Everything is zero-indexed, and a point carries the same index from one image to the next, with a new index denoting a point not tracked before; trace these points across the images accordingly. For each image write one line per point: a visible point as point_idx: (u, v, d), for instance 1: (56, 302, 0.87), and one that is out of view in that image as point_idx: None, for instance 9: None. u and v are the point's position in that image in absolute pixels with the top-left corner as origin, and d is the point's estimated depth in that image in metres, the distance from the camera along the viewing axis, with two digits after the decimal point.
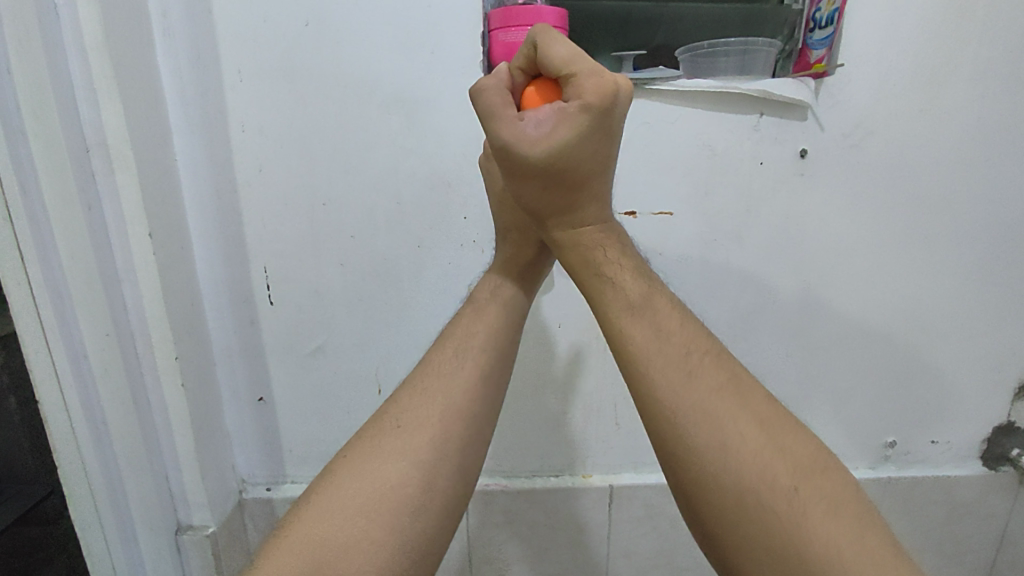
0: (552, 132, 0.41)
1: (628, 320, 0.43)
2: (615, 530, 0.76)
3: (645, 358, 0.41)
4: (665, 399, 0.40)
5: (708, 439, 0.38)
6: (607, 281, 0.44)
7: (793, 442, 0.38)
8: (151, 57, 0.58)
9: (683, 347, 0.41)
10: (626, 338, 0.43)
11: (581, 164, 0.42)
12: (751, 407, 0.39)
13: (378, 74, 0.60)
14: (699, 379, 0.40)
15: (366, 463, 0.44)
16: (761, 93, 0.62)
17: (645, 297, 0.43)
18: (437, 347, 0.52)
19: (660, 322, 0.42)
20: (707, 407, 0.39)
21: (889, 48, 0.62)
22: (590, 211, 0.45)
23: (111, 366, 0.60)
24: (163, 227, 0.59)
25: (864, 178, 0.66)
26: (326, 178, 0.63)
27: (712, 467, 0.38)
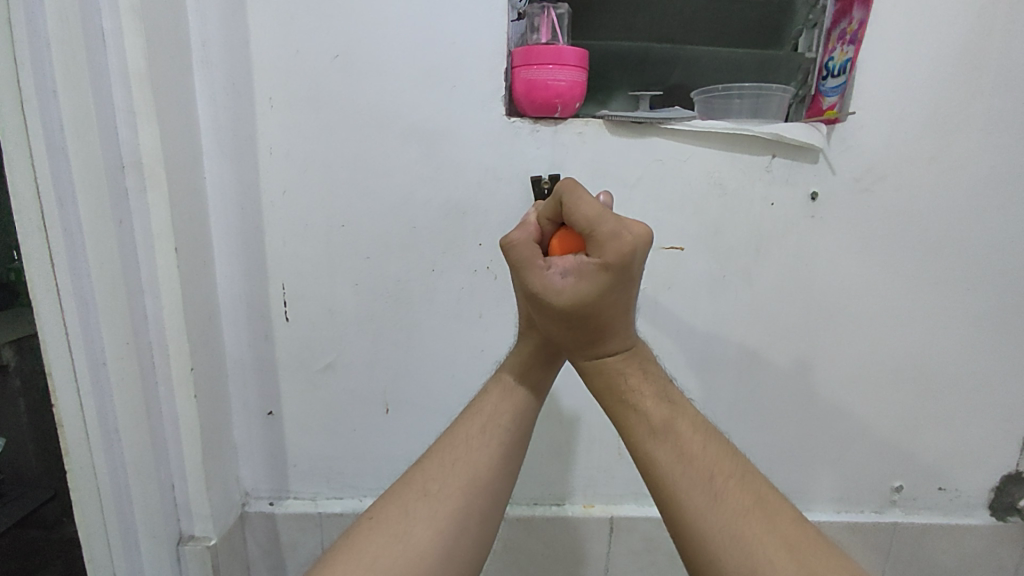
0: (575, 285, 0.42)
1: (628, 410, 0.43)
2: (614, 563, 0.76)
3: (643, 441, 0.42)
4: (661, 478, 0.41)
5: (702, 518, 0.39)
6: (623, 400, 0.44)
7: (782, 521, 0.39)
8: (189, 83, 0.61)
9: (679, 430, 0.42)
10: (627, 427, 0.43)
11: (604, 311, 0.42)
12: (741, 487, 0.40)
13: (402, 104, 0.62)
14: (693, 461, 0.41)
15: (395, 528, 0.46)
16: (774, 136, 0.63)
17: (643, 385, 0.44)
18: (464, 418, 0.53)
19: (657, 406, 0.43)
20: (697, 486, 0.40)
21: (900, 98, 0.63)
22: (616, 343, 0.44)
23: (128, 376, 0.61)
24: (188, 242, 0.61)
25: (874, 222, 0.67)
26: (347, 201, 0.65)
27: (706, 546, 0.38)
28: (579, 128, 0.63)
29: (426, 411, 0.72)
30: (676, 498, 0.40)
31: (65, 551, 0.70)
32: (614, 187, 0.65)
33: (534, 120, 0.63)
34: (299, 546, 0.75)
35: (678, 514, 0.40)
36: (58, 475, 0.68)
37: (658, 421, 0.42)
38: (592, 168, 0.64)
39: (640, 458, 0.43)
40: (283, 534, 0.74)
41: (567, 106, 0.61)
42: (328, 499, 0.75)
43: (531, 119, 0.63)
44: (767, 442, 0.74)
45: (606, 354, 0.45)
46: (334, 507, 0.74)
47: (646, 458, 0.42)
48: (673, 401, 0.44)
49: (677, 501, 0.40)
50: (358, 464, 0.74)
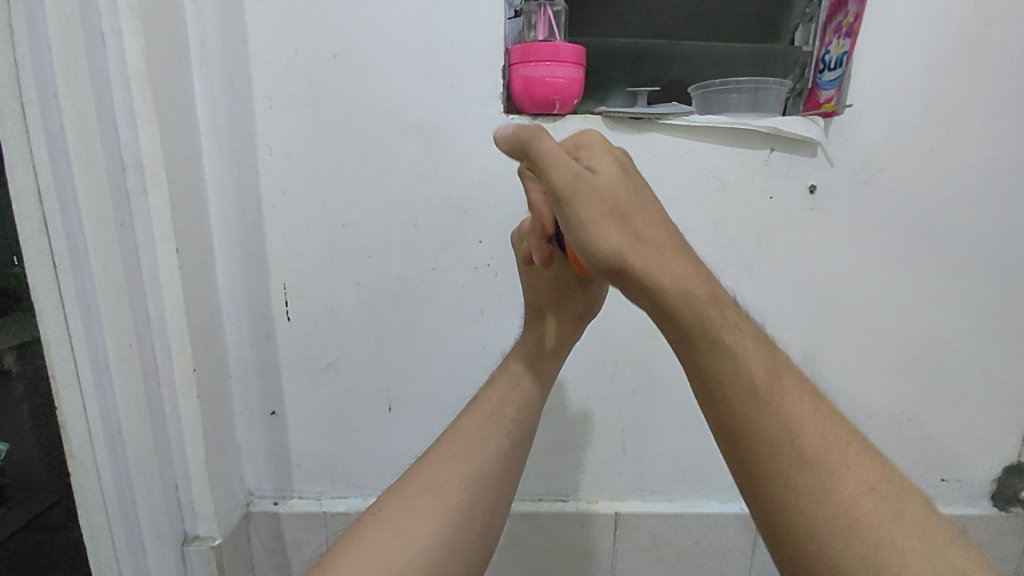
0: (605, 202, 0.35)
1: (726, 365, 0.32)
2: (618, 558, 0.76)
3: (744, 410, 0.32)
4: (765, 459, 0.31)
5: (816, 508, 0.30)
6: (718, 354, 0.32)
7: (911, 514, 0.31)
8: (189, 85, 0.61)
9: (785, 395, 0.32)
10: (721, 385, 0.32)
11: (659, 231, 0.34)
12: (861, 469, 0.32)
13: (401, 103, 0.62)
14: (807, 438, 0.32)
15: (402, 518, 0.46)
16: (772, 130, 0.64)
17: (742, 335, 0.33)
18: (470, 410, 0.54)
19: (762, 365, 0.33)
20: (811, 469, 0.31)
21: (897, 90, 0.64)
22: (694, 274, 0.34)
23: (132, 378, 0.61)
24: (189, 243, 0.62)
25: (873, 214, 0.67)
26: (347, 200, 0.65)
27: (822, 545, 0.30)
28: (578, 125, 0.63)
29: (429, 409, 0.72)
30: (784, 486, 0.31)
31: (72, 554, 0.69)
32: None
33: (532, 117, 0.63)
34: (303, 545, 0.75)
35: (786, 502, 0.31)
36: (63, 477, 0.67)
37: (763, 383, 0.32)
38: None
39: (734, 430, 0.32)
40: (287, 533, 0.75)
41: (565, 103, 0.61)
42: (332, 498, 0.75)
43: (530, 116, 0.63)
44: None
45: (687, 284, 0.33)
46: (338, 506, 0.74)
47: (749, 433, 0.32)
48: (777, 360, 0.34)
49: (784, 488, 0.31)
50: (362, 463, 0.74)
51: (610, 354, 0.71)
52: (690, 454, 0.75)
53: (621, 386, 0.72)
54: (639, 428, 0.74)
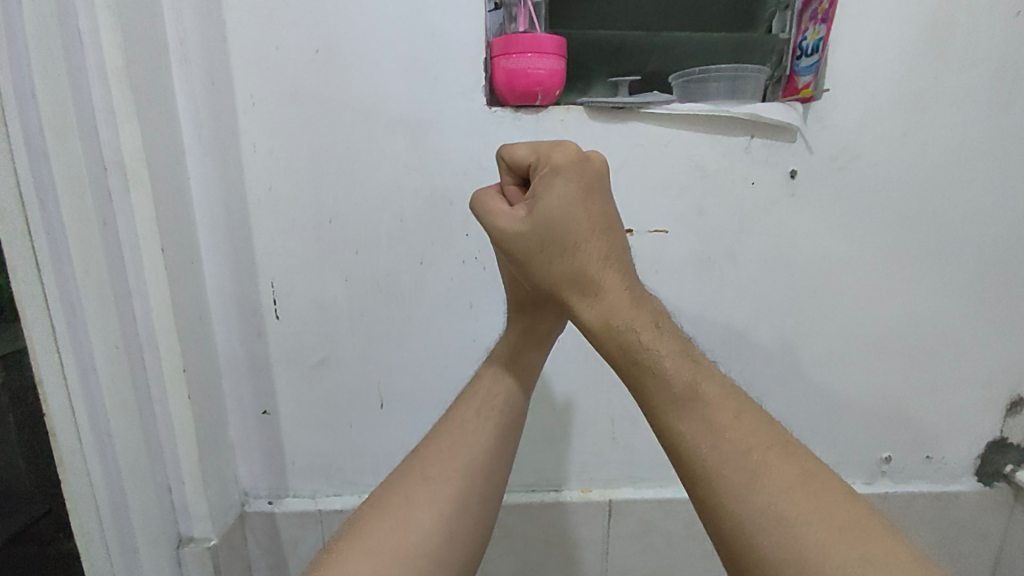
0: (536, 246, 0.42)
1: (654, 379, 0.38)
2: (613, 545, 0.77)
3: (668, 414, 0.38)
4: (691, 457, 0.37)
5: (741, 502, 0.35)
6: (645, 368, 0.39)
7: (835, 506, 0.34)
8: (169, 82, 0.61)
9: (716, 419, 0.37)
10: (648, 400, 0.39)
11: (582, 266, 0.41)
12: (788, 463, 0.36)
13: (384, 98, 0.62)
14: (734, 437, 0.36)
15: (399, 514, 0.46)
16: (751, 116, 0.64)
17: (673, 352, 0.39)
18: (460, 403, 0.54)
19: (691, 377, 0.38)
20: (737, 464, 0.36)
21: (873, 75, 0.65)
22: (622, 300, 0.40)
23: (120, 379, 0.61)
24: (174, 242, 0.61)
25: (853, 198, 0.68)
26: (332, 197, 0.65)
27: (746, 530, 0.34)
28: (561, 116, 0.64)
29: (421, 403, 0.72)
30: (709, 478, 0.36)
31: (65, 564, 0.70)
32: None
33: (515, 109, 0.63)
34: (299, 544, 0.75)
35: (715, 493, 0.35)
36: (54, 491, 0.67)
37: (684, 395, 0.38)
38: None
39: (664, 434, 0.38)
40: (282, 533, 0.74)
41: (547, 94, 0.61)
42: (326, 496, 0.75)
43: (513, 108, 0.63)
44: None
45: (613, 325, 0.40)
46: (333, 503, 0.74)
47: (678, 434, 0.37)
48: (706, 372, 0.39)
49: (712, 484, 0.36)
50: (356, 459, 0.74)
51: None
52: None
53: (611, 374, 0.73)
54: (630, 416, 0.74)
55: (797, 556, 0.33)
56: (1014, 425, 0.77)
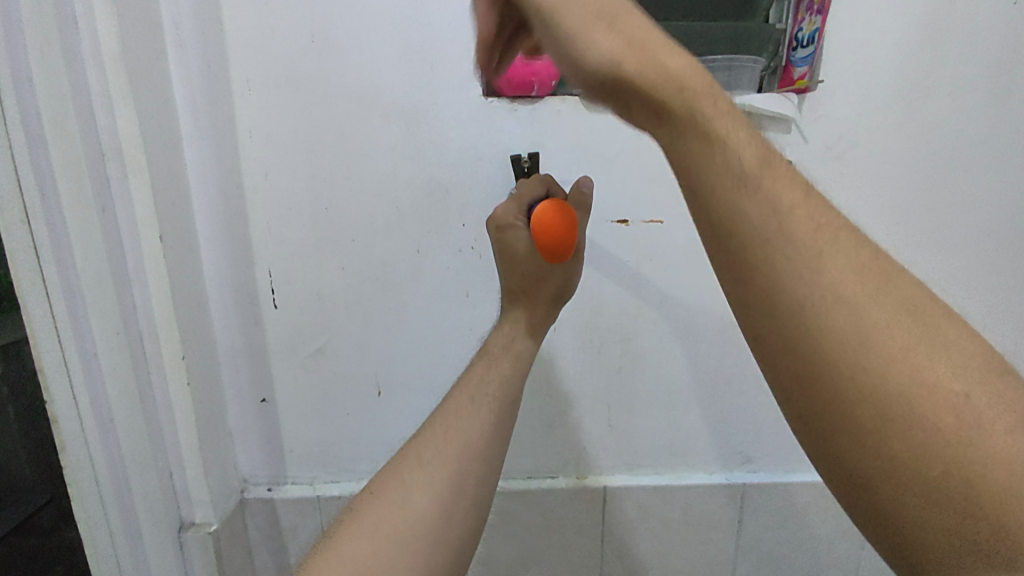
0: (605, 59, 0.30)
1: (761, 242, 0.29)
2: (608, 530, 0.78)
3: (758, 255, 0.29)
4: (806, 339, 0.29)
5: (862, 367, 0.28)
6: (741, 230, 0.30)
7: (991, 387, 0.27)
8: (165, 71, 0.61)
9: (818, 255, 0.29)
10: (734, 235, 0.30)
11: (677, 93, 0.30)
12: (935, 335, 0.28)
13: (380, 87, 0.63)
14: (868, 312, 0.28)
15: (394, 497, 0.48)
16: (746, 107, 0.65)
17: (784, 201, 0.30)
18: (454, 390, 0.55)
19: (806, 232, 0.29)
20: (872, 346, 0.28)
21: (868, 64, 0.65)
22: (724, 135, 0.30)
23: (121, 366, 0.62)
24: (172, 230, 0.62)
25: (847, 188, 0.69)
26: (330, 187, 0.65)
27: (877, 428, 0.27)
28: (557, 106, 0.64)
29: (419, 391, 0.73)
30: (834, 365, 0.28)
31: (63, 556, 0.71)
32: (595, 162, 0.66)
33: (511, 99, 0.64)
34: (299, 529, 0.76)
35: (838, 386, 0.28)
36: (58, 482, 0.69)
37: (783, 225, 0.29)
38: (570, 144, 0.66)
39: (768, 307, 0.29)
40: (281, 518, 0.76)
41: (543, 84, 0.63)
42: (325, 483, 0.76)
43: (509, 98, 0.64)
44: (752, 407, 0.77)
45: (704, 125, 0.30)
46: (331, 489, 0.76)
47: (792, 313, 0.29)
48: (824, 218, 0.30)
49: (821, 348, 0.28)
50: (354, 447, 0.75)
51: (594, 333, 0.72)
52: (676, 428, 0.77)
53: (606, 363, 0.74)
54: (625, 403, 0.75)
55: (944, 453, 0.26)
56: None
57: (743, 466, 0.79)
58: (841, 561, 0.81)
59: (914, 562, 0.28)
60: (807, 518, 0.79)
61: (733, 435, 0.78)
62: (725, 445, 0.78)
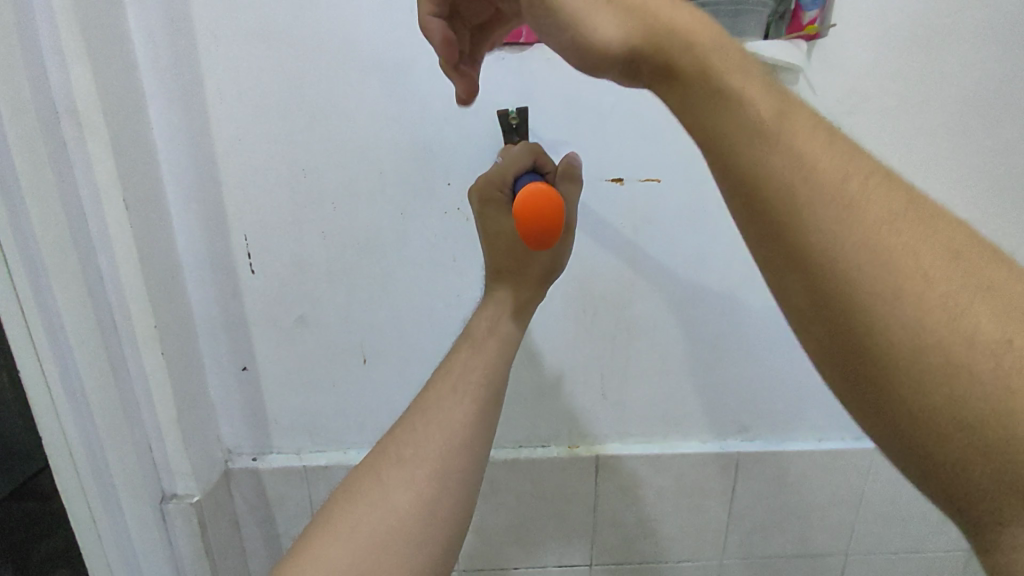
0: (606, 10, 0.33)
1: (774, 167, 0.30)
2: (601, 499, 0.77)
3: (742, 148, 0.31)
4: (826, 252, 0.29)
5: (844, 247, 0.28)
6: (751, 145, 0.30)
7: (1015, 296, 0.27)
8: (122, 18, 0.56)
9: (810, 154, 0.30)
10: (732, 143, 0.31)
11: (687, 34, 0.32)
12: (956, 242, 0.29)
13: (356, 36, 0.58)
14: (887, 220, 0.29)
15: (373, 495, 0.46)
16: (752, 56, 0.60)
17: (790, 119, 0.30)
18: (435, 378, 0.52)
19: (827, 150, 0.30)
20: (896, 258, 0.28)
21: (882, 11, 0.60)
22: (738, 65, 0.32)
23: (90, 336, 0.59)
24: (138, 192, 0.58)
25: (856, 146, 0.65)
26: (306, 146, 0.61)
27: (904, 333, 0.27)
28: (548, 55, 0.60)
29: (406, 360, 0.71)
30: (854, 272, 0.28)
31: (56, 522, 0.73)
32: (589, 117, 0.62)
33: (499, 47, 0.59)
34: (286, 500, 0.75)
35: (854, 295, 0.28)
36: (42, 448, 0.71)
37: (771, 121, 0.30)
38: (563, 98, 0.61)
39: (776, 232, 0.30)
40: (268, 489, 0.74)
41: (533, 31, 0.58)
42: (312, 453, 0.74)
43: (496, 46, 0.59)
44: (750, 375, 0.74)
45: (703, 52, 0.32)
46: (318, 460, 0.74)
47: (810, 229, 0.29)
48: (841, 142, 0.31)
49: (803, 227, 0.29)
50: (340, 417, 0.73)
51: (587, 300, 0.69)
52: (671, 397, 0.75)
53: (599, 331, 0.71)
54: (620, 372, 0.73)
55: (970, 352, 0.26)
56: None
57: (738, 435, 0.77)
58: (837, 528, 0.81)
59: (920, 451, 0.28)
60: (803, 486, 0.78)
61: (730, 403, 0.75)
62: (721, 413, 0.76)
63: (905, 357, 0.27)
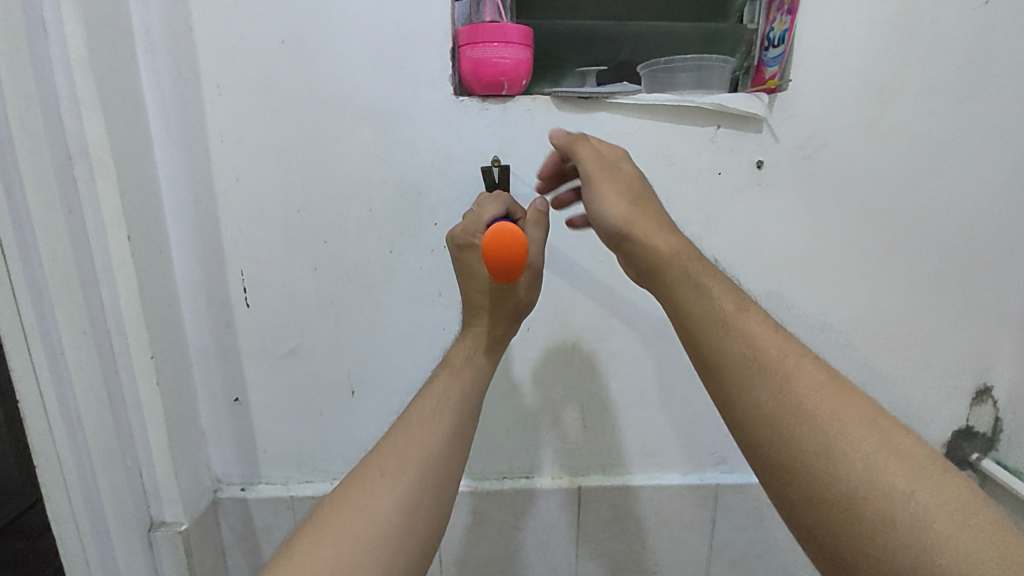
0: (627, 203, 0.48)
1: (728, 343, 0.40)
2: (583, 532, 0.78)
3: (715, 334, 0.41)
4: (761, 411, 0.37)
5: (788, 413, 0.36)
6: (718, 322, 0.41)
7: (913, 453, 0.34)
8: (135, 71, 0.61)
9: (755, 336, 0.40)
10: (703, 333, 0.41)
11: (661, 237, 0.46)
12: (874, 412, 0.36)
13: (349, 88, 0.63)
14: (812, 390, 0.37)
15: (355, 506, 0.45)
16: (716, 106, 0.65)
17: (741, 307, 0.42)
18: (416, 401, 0.53)
19: (767, 334, 0.40)
20: (823, 421, 0.35)
21: (838, 66, 0.65)
22: (694, 258, 0.45)
23: (89, 365, 0.61)
24: (141, 229, 0.62)
25: (818, 190, 0.69)
26: (301, 186, 0.65)
27: (835, 481, 0.34)
28: (528, 106, 0.64)
29: (393, 392, 0.73)
30: (794, 434, 0.36)
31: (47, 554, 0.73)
32: None
33: (482, 99, 0.64)
34: (272, 530, 0.76)
35: (791, 449, 0.35)
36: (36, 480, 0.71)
37: (727, 313, 0.41)
38: (542, 143, 0.66)
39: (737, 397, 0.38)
40: (255, 519, 0.75)
41: (513, 84, 0.62)
42: (299, 483, 0.76)
43: (480, 98, 0.64)
44: None
45: (681, 254, 0.45)
46: (305, 490, 0.75)
47: (754, 392, 0.38)
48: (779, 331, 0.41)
49: (755, 401, 0.37)
50: (328, 448, 0.75)
51: (568, 334, 0.72)
52: (650, 429, 0.77)
53: (579, 365, 0.73)
54: (600, 405, 0.75)
55: (881, 496, 0.32)
56: (980, 415, 0.79)
57: (717, 467, 0.79)
58: None
59: None
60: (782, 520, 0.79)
61: (707, 435, 0.77)
62: (698, 446, 0.78)
63: (834, 506, 0.33)
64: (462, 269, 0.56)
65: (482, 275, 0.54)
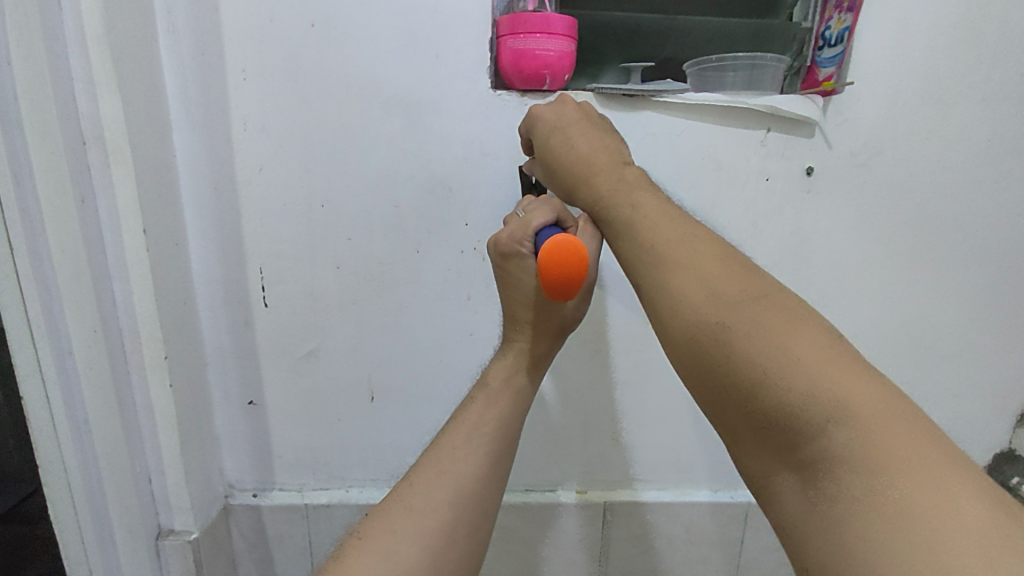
0: (560, 172, 0.50)
1: (661, 279, 0.39)
2: (609, 549, 0.75)
3: (647, 274, 0.40)
4: (700, 358, 0.36)
5: (716, 344, 0.35)
6: (654, 261, 0.40)
7: (857, 384, 0.31)
8: (154, 52, 0.57)
9: (688, 268, 0.38)
10: (643, 272, 0.40)
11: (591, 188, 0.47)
12: (816, 340, 0.33)
13: (381, 77, 0.59)
14: (740, 316, 0.35)
15: (380, 545, 0.42)
16: (769, 109, 0.61)
17: (675, 242, 0.40)
18: (448, 429, 0.50)
19: (706, 266, 0.38)
20: (752, 349, 0.33)
21: (898, 68, 0.62)
22: (618, 198, 0.45)
23: (99, 365, 0.58)
24: (157, 221, 0.58)
25: (869, 198, 0.66)
26: (326, 180, 0.62)
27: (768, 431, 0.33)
28: None
29: (415, 398, 0.70)
30: (722, 364, 0.34)
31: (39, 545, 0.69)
32: None
33: (521, 93, 0.60)
34: (285, 539, 0.73)
35: (721, 379, 0.35)
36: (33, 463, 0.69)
37: (657, 248, 0.40)
38: None
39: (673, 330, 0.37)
40: (267, 527, 0.72)
41: (556, 78, 0.58)
42: (314, 491, 0.73)
43: (519, 91, 0.60)
44: None
45: (602, 200, 0.45)
46: (320, 498, 0.72)
47: (687, 324, 0.36)
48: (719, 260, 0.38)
49: (689, 333, 0.36)
50: (345, 454, 0.71)
51: (601, 343, 0.69)
52: (683, 444, 0.73)
53: (611, 375, 0.70)
54: (631, 418, 0.72)
55: (842, 462, 0.30)
56: None
57: None
58: None
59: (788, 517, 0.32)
60: None
61: None
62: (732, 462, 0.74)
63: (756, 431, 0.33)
64: (505, 279, 0.52)
65: (526, 286, 0.50)
